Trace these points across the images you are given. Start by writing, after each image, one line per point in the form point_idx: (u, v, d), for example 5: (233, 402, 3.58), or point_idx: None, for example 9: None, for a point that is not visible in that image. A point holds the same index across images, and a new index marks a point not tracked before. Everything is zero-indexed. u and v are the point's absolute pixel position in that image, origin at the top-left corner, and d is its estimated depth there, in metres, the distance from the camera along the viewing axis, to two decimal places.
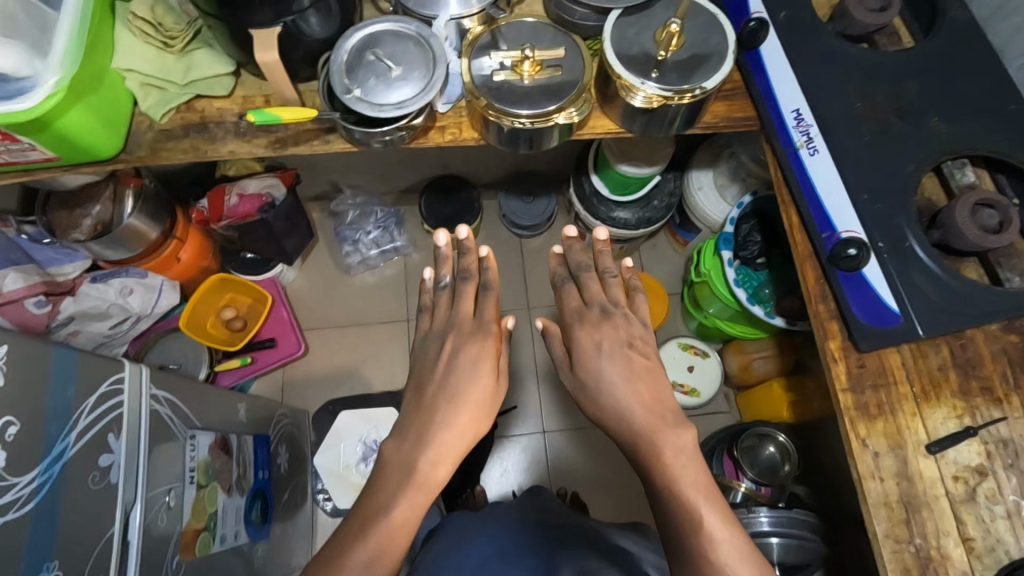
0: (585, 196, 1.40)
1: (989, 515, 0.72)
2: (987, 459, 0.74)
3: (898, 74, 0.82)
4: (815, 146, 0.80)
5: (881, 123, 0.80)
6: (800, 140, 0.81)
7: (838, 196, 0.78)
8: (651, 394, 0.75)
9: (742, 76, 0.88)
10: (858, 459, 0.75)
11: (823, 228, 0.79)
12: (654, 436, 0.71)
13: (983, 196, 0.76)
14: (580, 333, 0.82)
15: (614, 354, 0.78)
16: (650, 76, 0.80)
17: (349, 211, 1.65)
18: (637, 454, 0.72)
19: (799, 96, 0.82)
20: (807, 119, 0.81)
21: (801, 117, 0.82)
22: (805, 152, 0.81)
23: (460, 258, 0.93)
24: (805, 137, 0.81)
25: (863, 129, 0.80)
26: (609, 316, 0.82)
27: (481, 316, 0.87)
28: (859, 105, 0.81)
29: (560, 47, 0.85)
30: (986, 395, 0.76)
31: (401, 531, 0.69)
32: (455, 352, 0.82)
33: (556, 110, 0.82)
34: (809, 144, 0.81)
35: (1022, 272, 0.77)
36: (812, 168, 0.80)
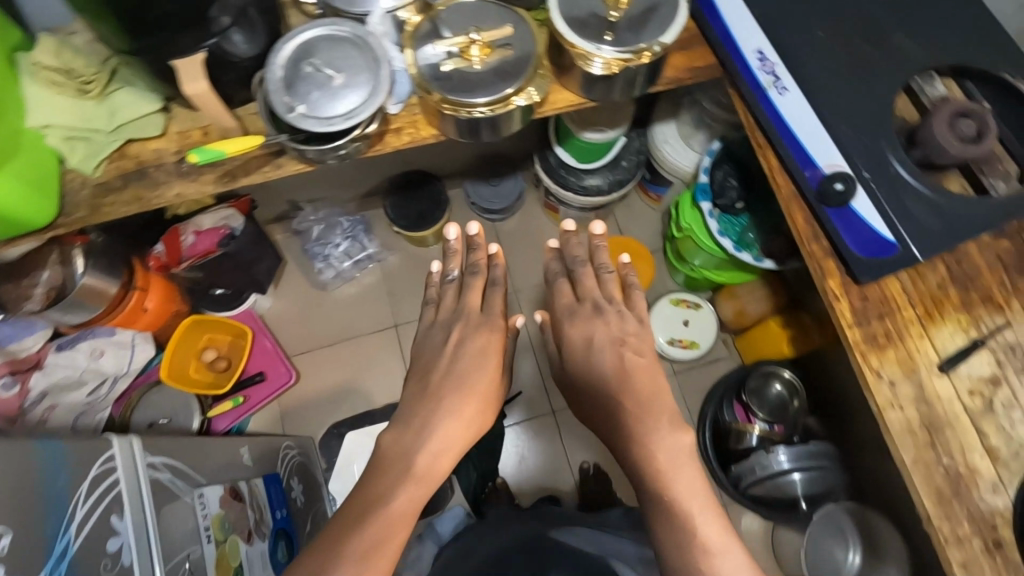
0: (553, 168, 1.37)
1: (1009, 422, 0.73)
2: (998, 368, 0.75)
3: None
4: (784, 86, 0.78)
5: (846, 49, 0.78)
6: (767, 81, 0.79)
7: (815, 131, 0.76)
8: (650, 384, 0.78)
9: (698, 22, 0.84)
10: (874, 389, 0.75)
11: (805, 168, 0.77)
12: (650, 430, 0.73)
13: (959, 105, 0.75)
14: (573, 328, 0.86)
15: (606, 354, 0.81)
16: (605, 39, 0.77)
17: (315, 226, 1.59)
18: (644, 446, 0.73)
19: (761, 36, 0.80)
20: (771, 58, 0.79)
21: (765, 57, 0.79)
22: (774, 92, 0.78)
23: (469, 255, 0.96)
24: (773, 77, 0.78)
25: (829, 60, 0.78)
26: (605, 317, 0.85)
27: (489, 308, 0.90)
28: (823, 35, 0.79)
29: (506, 23, 0.79)
30: (987, 304, 0.77)
31: (406, 512, 0.70)
32: (462, 343, 0.85)
33: (515, 91, 0.78)
34: (777, 83, 0.78)
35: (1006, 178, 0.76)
36: (784, 107, 0.78)
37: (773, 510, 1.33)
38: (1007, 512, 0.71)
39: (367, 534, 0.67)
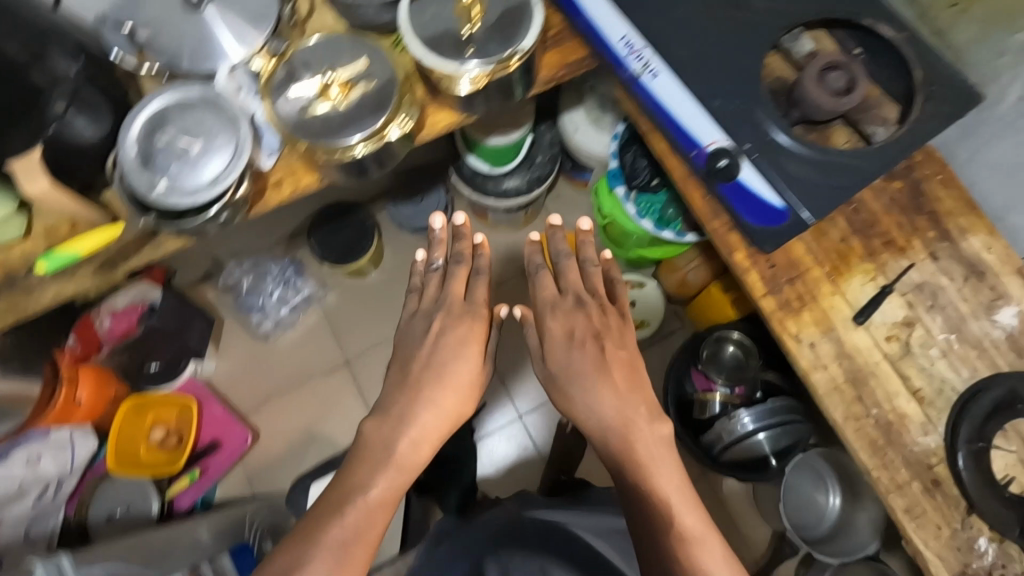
0: (467, 177, 1.35)
1: (928, 361, 0.74)
2: (910, 309, 0.76)
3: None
4: (654, 70, 0.77)
5: (710, 21, 0.77)
6: (638, 67, 0.78)
7: (691, 111, 0.75)
8: (626, 372, 0.77)
9: (562, 15, 0.82)
10: (796, 353, 0.76)
11: (690, 147, 0.76)
12: (625, 428, 0.74)
13: (826, 59, 0.75)
14: (553, 320, 0.81)
15: (589, 347, 0.78)
16: (466, 55, 0.74)
17: (242, 280, 1.55)
18: (620, 442, 0.73)
19: (623, 23, 0.78)
20: (637, 43, 0.77)
21: (631, 42, 0.78)
22: (647, 78, 0.77)
23: (455, 244, 0.87)
24: (643, 62, 0.77)
25: (692, 35, 0.76)
26: (587, 311, 0.81)
27: (472, 297, 0.83)
28: (682, 11, 0.77)
29: (362, 56, 0.76)
30: (890, 248, 0.78)
31: (374, 515, 0.68)
32: (442, 333, 0.79)
33: (386, 122, 0.74)
34: (648, 68, 0.77)
35: (885, 123, 0.76)
36: (658, 90, 0.77)
37: (751, 475, 1.33)
38: (940, 450, 0.72)
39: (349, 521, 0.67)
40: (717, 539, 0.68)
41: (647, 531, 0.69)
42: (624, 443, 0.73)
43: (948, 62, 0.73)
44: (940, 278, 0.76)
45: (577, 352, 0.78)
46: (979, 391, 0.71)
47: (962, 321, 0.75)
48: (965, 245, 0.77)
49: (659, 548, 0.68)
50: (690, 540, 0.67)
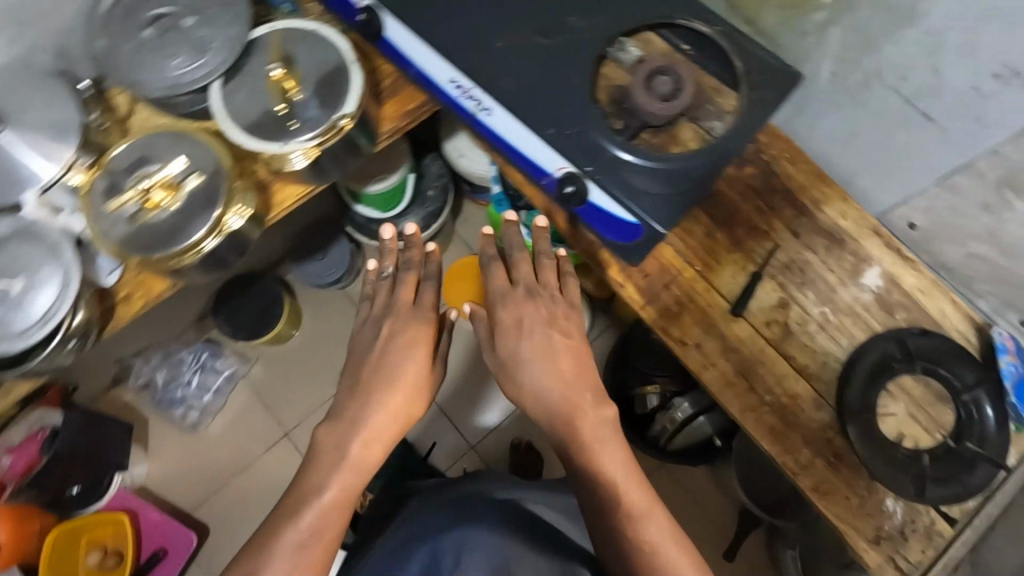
0: (363, 225, 1.32)
1: (809, 338, 0.75)
2: (783, 290, 0.77)
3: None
4: (487, 106, 0.76)
5: (530, 48, 0.76)
6: (472, 106, 0.77)
7: (531, 142, 0.75)
8: (572, 353, 0.73)
9: (394, 66, 0.82)
10: (684, 355, 0.76)
11: (538, 175, 0.76)
12: (570, 413, 0.69)
13: (651, 65, 0.74)
14: (505, 314, 0.75)
15: (538, 337, 0.73)
16: (290, 131, 0.71)
17: (157, 374, 1.49)
18: (568, 426, 0.69)
19: (447, 64, 0.76)
20: (465, 83, 0.76)
21: (459, 83, 0.77)
22: (483, 115, 0.77)
23: (403, 253, 0.83)
24: (474, 100, 0.77)
25: (517, 65, 0.75)
26: (537, 301, 0.75)
27: (421, 301, 0.78)
28: (501, 44, 0.76)
29: (182, 152, 0.72)
30: (753, 234, 0.79)
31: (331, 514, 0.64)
32: (390, 340, 0.74)
33: (222, 212, 0.71)
34: (481, 106, 0.76)
35: (722, 114, 0.77)
36: (497, 126, 0.77)
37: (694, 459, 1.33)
38: (834, 422, 0.73)
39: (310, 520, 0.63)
40: (664, 515, 0.65)
41: (599, 509, 0.67)
42: (573, 430, 0.69)
43: (763, 48, 0.74)
44: (805, 253, 0.78)
45: (526, 344, 0.73)
46: (860, 355, 0.73)
47: (832, 292, 0.77)
48: (821, 216, 0.79)
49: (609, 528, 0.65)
50: (639, 517, 0.65)
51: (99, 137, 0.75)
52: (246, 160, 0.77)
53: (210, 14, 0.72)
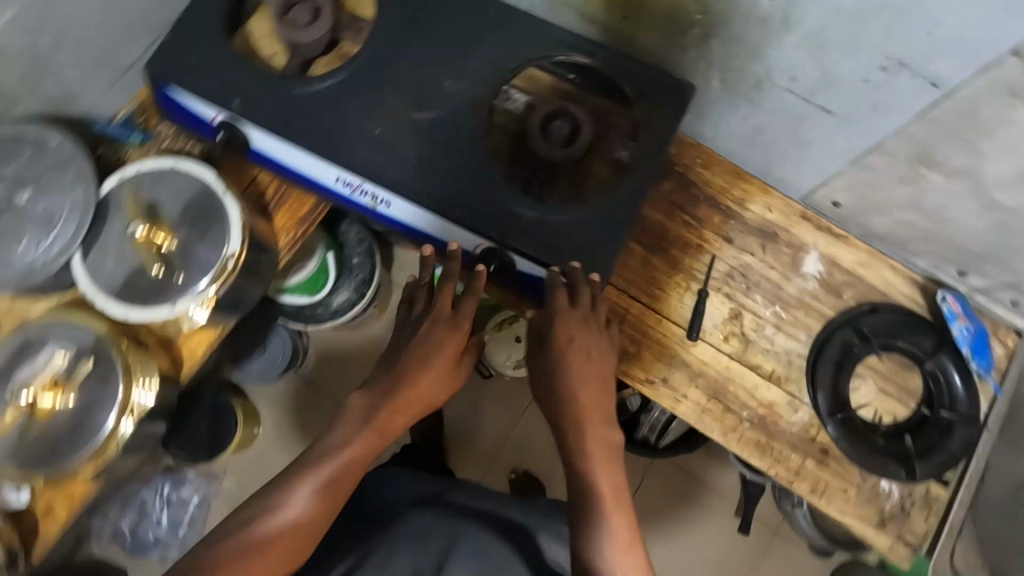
0: (294, 313, 1.24)
1: (769, 342, 0.74)
2: (732, 301, 0.75)
3: (387, 63, 0.72)
4: (385, 199, 0.71)
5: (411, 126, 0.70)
6: (368, 201, 0.72)
7: (441, 225, 0.71)
8: (592, 388, 0.68)
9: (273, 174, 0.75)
10: (654, 394, 0.74)
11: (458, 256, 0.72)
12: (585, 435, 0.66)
13: (543, 111, 0.70)
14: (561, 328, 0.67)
15: (570, 363, 0.67)
16: (177, 288, 0.64)
17: (121, 521, 1.38)
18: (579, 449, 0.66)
19: (328, 165, 0.70)
20: (354, 179, 0.71)
21: (348, 180, 0.71)
22: (383, 208, 0.72)
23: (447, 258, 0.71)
24: (369, 196, 0.71)
25: (403, 149, 0.71)
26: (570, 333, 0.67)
27: (461, 312, 0.69)
28: (379, 129, 0.71)
29: (59, 343, 0.64)
30: (688, 250, 0.77)
31: (340, 476, 0.62)
32: (429, 334, 0.68)
33: (127, 392, 0.63)
34: (379, 199, 0.72)
35: (624, 143, 0.73)
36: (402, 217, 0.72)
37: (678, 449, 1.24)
38: (814, 419, 0.72)
39: (325, 473, 0.61)
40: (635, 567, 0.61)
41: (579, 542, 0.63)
42: (586, 460, 0.66)
43: (647, 68, 0.70)
44: (744, 257, 0.76)
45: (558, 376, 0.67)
46: (823, 350, 0.72)
47: (779, 289, 0.75)
48: (749, 215, 0.77)
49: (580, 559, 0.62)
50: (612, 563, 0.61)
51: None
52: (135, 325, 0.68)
53: (47, 182, 0.64)
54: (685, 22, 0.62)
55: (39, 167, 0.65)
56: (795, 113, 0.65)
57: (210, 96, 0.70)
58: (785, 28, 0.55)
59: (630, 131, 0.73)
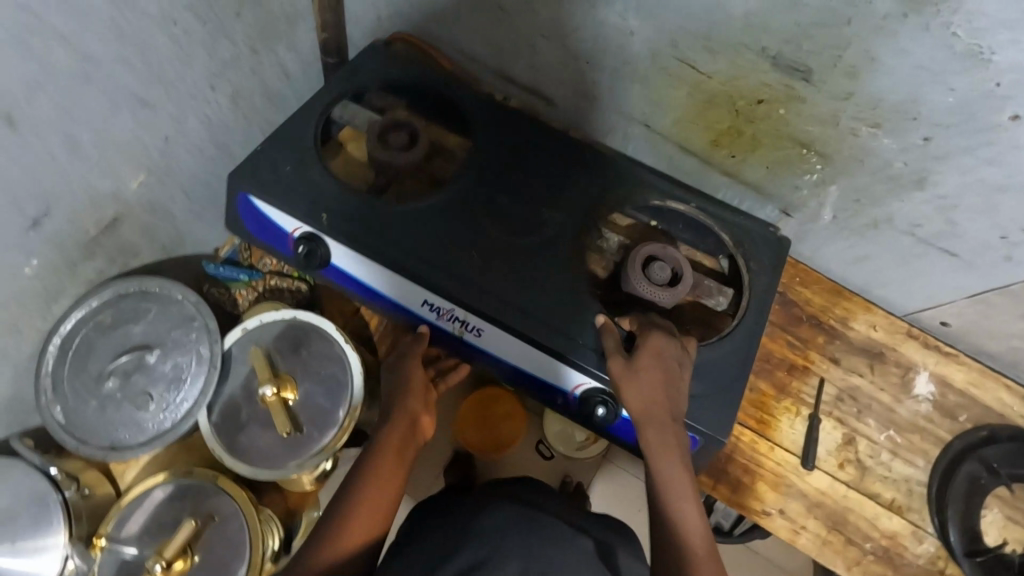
0: None
1: (885, 468, 0.73)
2: (844, 426, 0.74)
3: (481, 194, 0.69)
4: (476, 327, 0.65)
5: (508, 256, 0.66)
6: (453, 325, 0.67)
7: (541, 361, 0.64)
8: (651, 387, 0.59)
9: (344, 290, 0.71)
10: (772, 526, 0.71)
11: (554, 393, 0.67)
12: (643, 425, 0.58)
13: (646, 250, 0.66)
14: (640, 352, 0.60)
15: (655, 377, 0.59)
16: (302, 442, 0.65)
17: None
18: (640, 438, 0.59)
19: (419, 287, 0.65)
20: (443, 305, 0.65)
21: (435, 306, 0.66)
22: (471, 336, 0.66)
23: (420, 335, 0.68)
24: (459, 322, 0.66)
25: (501, 276, 0.65)
26: (659, 352, 0.60)
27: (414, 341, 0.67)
28: (472, 258, 0.65)
29: (185, 500, 0.68)
30: (796, 372, 0.76)
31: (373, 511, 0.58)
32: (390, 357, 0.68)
33: (254, 547, 0.65)
34: (468, 327, 0.66)
35: (723, 289, 0.67)
36: (489, 345, 0.66)
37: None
38: (940, 551, 0.70)
39: (361, 517, 0.57)
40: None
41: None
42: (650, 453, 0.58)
43: (747, 220, 0.71)
44: (853, 379, 0.75)
45: (630, 393, 0.59)
46: (951, 479, 0.71)
47: (891, 412, 0.74)
48: (855, 334, 0.77)
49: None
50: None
51: (86, 501, 0.68)
52: (246, 481, 0.72)
53: (174, 340, 0.67)
54: (801, 168, 0.62)
55: (166, 325, 0.68)
56: (911, 252, 0.65)
57: (292, 208, 0.66)
58: (917, 186, 0.56)
59: (724, 274, 0.71)
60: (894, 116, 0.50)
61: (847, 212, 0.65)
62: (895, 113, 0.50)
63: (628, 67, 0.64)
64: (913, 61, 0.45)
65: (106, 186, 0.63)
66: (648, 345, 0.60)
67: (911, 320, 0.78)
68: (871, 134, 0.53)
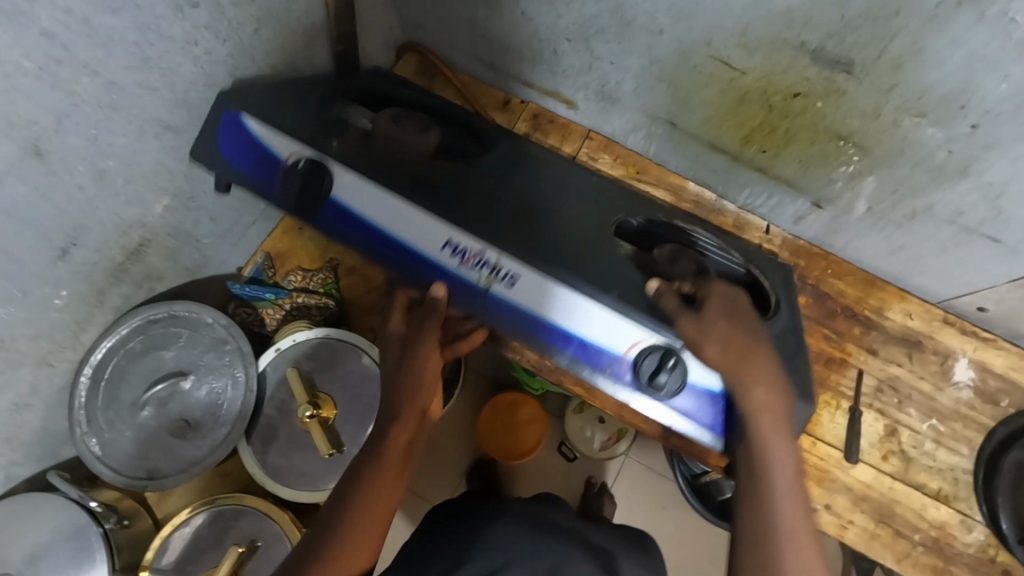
0: None
1: (929, 458, 0.72)
2: (885, 417, 0.73)
3: (500, 172, 0.64)
4: (510, 273, 0.55)
5: (531, 223, 0.59)
6: (481, 274, 0.55)
7: (589, 312, 0.53)
8: (738, 354, 0.50)
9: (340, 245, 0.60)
10: (819, 522, 0.70)
11: (603, 357, 0.53)
12: (750, 389, 0.50)
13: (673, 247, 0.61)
14: (709, 303, 0.53)
15: (732, 335, 0.51)
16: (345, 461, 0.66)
17: None
18: (740, 406, 0.51)
19: (439, 222, 0.55)
20: (471, 247, 0.55)
21: (460, 248, 0.55)
22: (502, 287, 0.55)
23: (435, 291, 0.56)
24: (488, 268, 0.55)
25: (537, 241, 0.57)
26: (733, 308, 0.53)
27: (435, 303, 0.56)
28: (502, 215, 0.58)
29: (226, 526, 0.67)
30: (834, 365, 0.75)
31: (364, 520, 0.50)
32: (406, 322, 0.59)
33: None
34: (500, 275, 0.55)
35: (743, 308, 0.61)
36: (522, 299, 0.55)
37: (689, 498, 1.05)
38: (990, 539, 0.69)
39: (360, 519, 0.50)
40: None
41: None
42: (752, 411, 0.50)
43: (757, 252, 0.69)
44: (891, 369, 0.74)
45: (711, 346, 0.50)
46: (999, 465, 0.70)
47: (931, 401, 0.73)
48: (890, 323, 0.76)
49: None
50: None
51: (125, 531, 0.67)
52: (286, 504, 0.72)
53: (207, 365, 0.66)
54: (838, 160, 0.61)
55: (197, 349, 0.67)
56: (951, 239, 0.64)
57: (301, 134, 0.59)
58: (962, 174, 0.55)
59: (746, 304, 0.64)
60: (940, 105, 0.49)
61: (886, 203, 0.63)
62: (943, 102, 0.49)
63: (656, 66, 0.63)
64: (963, 51, 0.44)
65: (131, 213, 0.61)
66: (711, 308, 0.52)
67: (946, 306, 0.77)
68: (914, 124, 0.52)
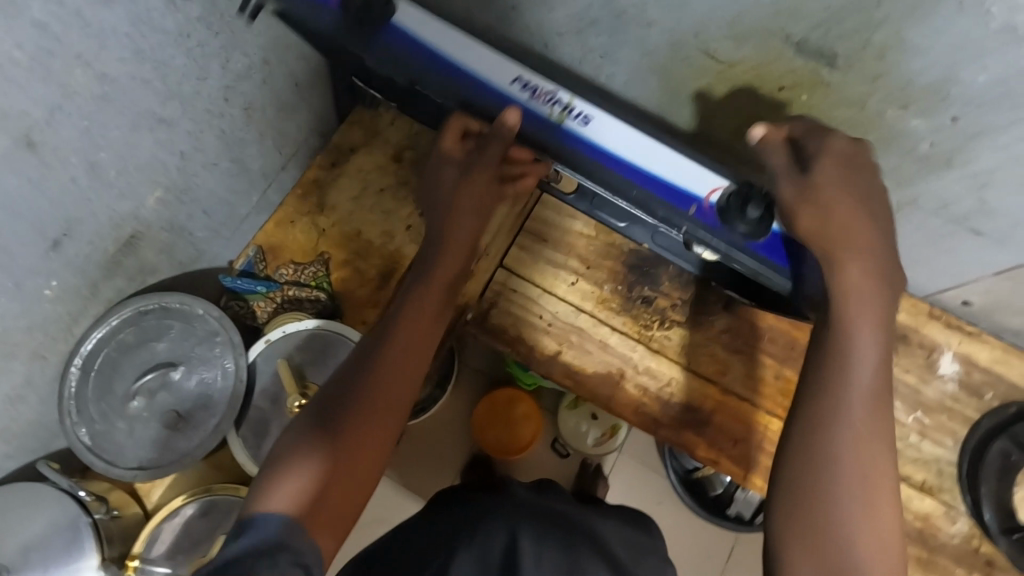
0: None
1: (915, 450, 0.73)
2: None
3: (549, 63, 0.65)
4: (584, 114, 0.58)
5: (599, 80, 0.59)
6: (564, 105, 0.58)
7: (653, 154, 0.58)
8: (844, 198, 0.52)
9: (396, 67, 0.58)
10: None
11: (678, 191, 0.58)
12: (840, 254, 0.52)
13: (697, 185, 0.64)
14: (822, 160, 0.52)
15: (834, 191, 0.52)
16: None
17: None
18: (829, 274, 0.53)
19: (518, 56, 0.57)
20: (543, 85, 0.58)
21: (530, 84, 0.58)
22: (578, 124, 0.58)
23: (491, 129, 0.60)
24: (563, 107, 0.58)
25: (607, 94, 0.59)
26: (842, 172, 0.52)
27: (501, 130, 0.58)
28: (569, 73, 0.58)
29: (216, 518, 0.68)
30: None
31: (390, 406, 0.53)
32: (446, 177, 0.65)
33: None
34: (576, 114, 0.58)
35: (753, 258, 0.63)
36: (602, 136, 0.58)
37: (682, 494, 1.08)
38: (973, 529, 0.70)
39: (393, 368, 0.55)
40: (884, 500, 0.49)
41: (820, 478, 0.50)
42: (840, 289, 0.52)
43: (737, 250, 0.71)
44: None
45: (806, 215, 0.53)
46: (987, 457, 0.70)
47: (917, 393, 0.74)
48: None
49: (801, 490, 0.50)
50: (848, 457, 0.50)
51: (115, 522, 0.67)
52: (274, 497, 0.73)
53: (198, 356, 0.67)
54: None
55: (189, 341, 0.67)
56: (936, 232, 0.65)
57: None
58: (945, 167, 0.56)
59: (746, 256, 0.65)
60: (923, 98, 0.50)
61: None
62: (925, 94, 0.49)
63: (646, 60, 0.63)
64: (943, 46, 0.45)
65: (124, 205, 0.62)
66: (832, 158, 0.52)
67: (932, 300, 0.77)
68: (898, 116, 0.53)
